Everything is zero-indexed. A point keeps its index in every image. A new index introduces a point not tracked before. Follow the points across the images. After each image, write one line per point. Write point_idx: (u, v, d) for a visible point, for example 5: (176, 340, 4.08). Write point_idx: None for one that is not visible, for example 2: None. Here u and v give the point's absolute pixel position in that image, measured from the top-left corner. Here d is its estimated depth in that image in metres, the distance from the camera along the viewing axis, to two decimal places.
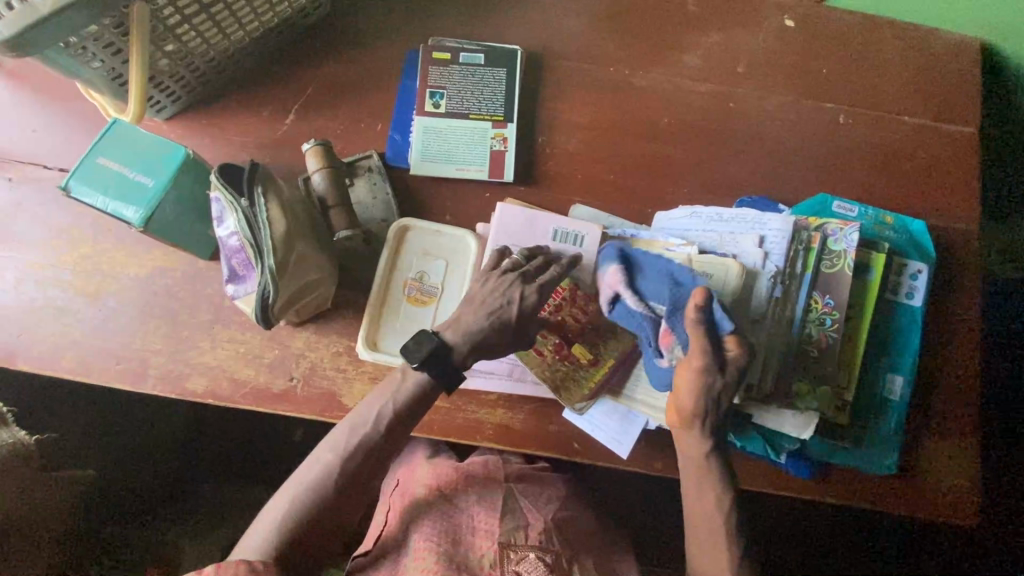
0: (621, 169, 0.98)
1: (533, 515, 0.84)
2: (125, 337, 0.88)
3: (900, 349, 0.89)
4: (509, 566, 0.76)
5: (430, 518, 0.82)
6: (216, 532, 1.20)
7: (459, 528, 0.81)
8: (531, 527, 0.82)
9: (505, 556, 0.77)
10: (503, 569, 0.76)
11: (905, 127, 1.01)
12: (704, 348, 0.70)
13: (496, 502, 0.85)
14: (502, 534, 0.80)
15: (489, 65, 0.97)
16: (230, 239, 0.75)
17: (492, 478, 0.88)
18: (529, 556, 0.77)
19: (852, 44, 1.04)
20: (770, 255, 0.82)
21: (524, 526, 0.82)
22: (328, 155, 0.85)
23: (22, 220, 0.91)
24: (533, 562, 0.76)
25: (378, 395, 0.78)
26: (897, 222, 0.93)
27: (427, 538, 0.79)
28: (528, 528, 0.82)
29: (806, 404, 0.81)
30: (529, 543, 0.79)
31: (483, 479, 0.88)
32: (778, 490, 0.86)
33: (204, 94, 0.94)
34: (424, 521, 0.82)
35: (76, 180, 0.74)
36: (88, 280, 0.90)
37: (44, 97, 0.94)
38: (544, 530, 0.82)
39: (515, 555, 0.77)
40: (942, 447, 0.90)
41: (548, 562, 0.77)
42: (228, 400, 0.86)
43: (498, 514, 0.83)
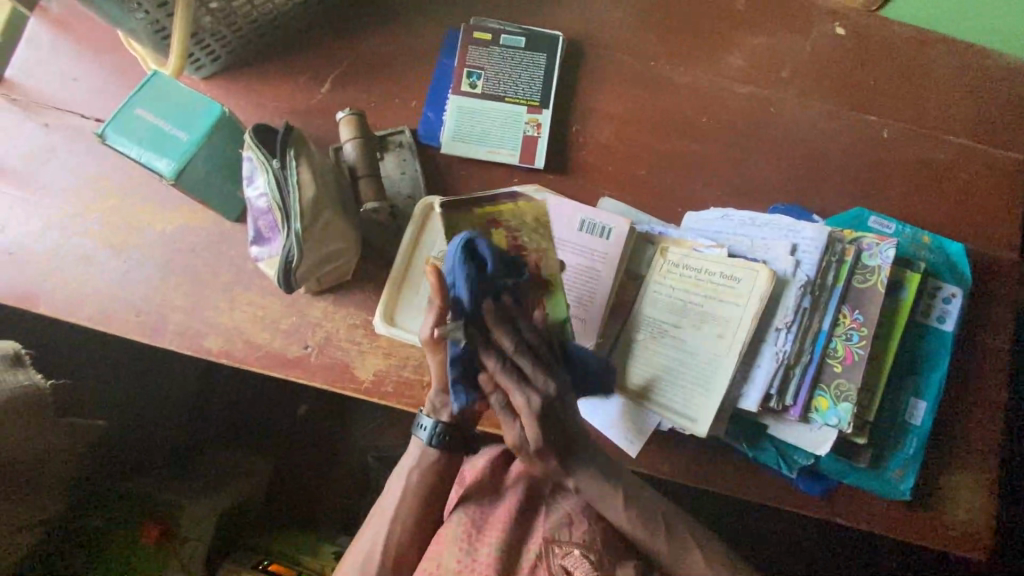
0: (654, 165, 0.96)
1: (573, 509, 0.80)
2: (146, 291, 0.88)
3: (925, 374, 0.86)
4: (556, 563, 0.75)
5: (471, 513, 0.81)
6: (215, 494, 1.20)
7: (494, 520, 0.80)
8: (572, 523, 0.78)
9: (550, 551, 0.76)
10: (549, 566, 0.76)
11: (950, 146, 0.98)
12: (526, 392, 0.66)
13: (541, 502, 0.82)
14: (545, 529, 0.78)
15: (528, 50, 0.95)
16: (259, 201, 0.75)
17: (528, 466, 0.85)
18: (574, 552, 0.75)
19: (903, 57, 1.01)
20: (802, 264, 0.79)
21: (563, 522, 0.79)
22: (361, 125, 0.85)
23: (56, 166, 0.92)
24: (578, 558, 0.74)
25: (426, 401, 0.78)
26: (934, 243, 0.91)
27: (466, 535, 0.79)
28: (568, 523, 0.78)
29: (824, 420, 0.78)
30: (575, 540, 0.77)
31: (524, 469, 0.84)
32: (788, 505, 0.84)
33: (243, 56, 0.94)
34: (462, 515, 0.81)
35: (113, 129, 0.75)
36: (115, 231, 0.90)
37: (86, 47, 0.95)
38: (588, 528, 0.78)
39: (560, 549, 0.76)
40: (961, 478, 0.87)
41: (593, 560, 0.74)
42: (242, 362, 0.87)
43: (540, 513, 0.80)
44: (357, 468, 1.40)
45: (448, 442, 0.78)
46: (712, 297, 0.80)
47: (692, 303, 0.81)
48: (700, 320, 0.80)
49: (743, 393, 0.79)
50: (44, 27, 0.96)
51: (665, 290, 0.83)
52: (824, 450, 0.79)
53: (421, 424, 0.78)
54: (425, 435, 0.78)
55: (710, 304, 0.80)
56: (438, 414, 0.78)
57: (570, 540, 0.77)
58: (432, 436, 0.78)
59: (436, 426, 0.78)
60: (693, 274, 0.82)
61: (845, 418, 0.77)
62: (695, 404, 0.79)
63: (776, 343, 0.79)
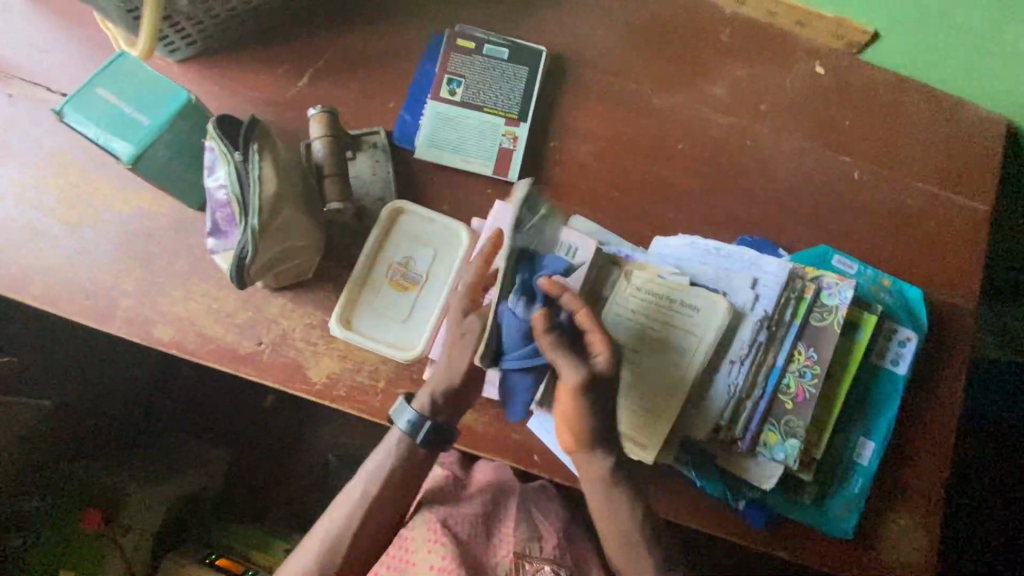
0: (626, 188, 0.97)
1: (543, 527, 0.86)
2: (97, 274, 0.86)
3: (875, 415, 0.87)
4: None
5: (446, 514, 0.84)
6: (164, 486, 1.17)
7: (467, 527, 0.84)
8: (542, 541, 0.84)
9: (521, 566, 0.81)
10: None
11: (916, 193, 1.00)
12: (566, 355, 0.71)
13: (511, 511, 0.87)
14: (517, 543, 0.83)
15: (511, 61, 0.95)
16: (217, 192, 0.73)
17: (496, 481, 0.91)
18: (544, 570, 0.80)
19: (878, 101, 1.02)
20: (760, 298, 0.80)
21: (535, 537, 0.84)
22: (333, 124, 0.81)
23: (15, 138, 0.89)
24: (548, 575, 0.79)
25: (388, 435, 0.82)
26: (895, 287, 0.92)
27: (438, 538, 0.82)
28: (540, 538, 0.84)
29: (772, 455, 0.78)
30: (545, 555, 0.82)
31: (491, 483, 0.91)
32: (731, 536, 0.85)
33: (219, 43, 0.92)
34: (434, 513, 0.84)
35: (72, 107, 0.72)
36: (70, 209, 0.88)
37: (59, 18, 0.92)
38: (557, 544, 0.84)
39: (530, 565, 0.81)
40: (902, 520, 0.88)
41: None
42: (192, 355, 0.85)
43: (512, 522, 0.85)
44: (314, 465, 1.38)
45: (432, 439, 0.81)
46: (671, 324, 0.80)
47: (651, 329, 0.81)
48: (656, 346, 0.80)
49: (694, 422, 0.79)
50: None
51: (624, 314, 0.83)
52: (769, 486, 0.79)
53: (407, 417, 0.81)
54: (410, 429, 0.81)
55: (668, 330, 0.80)
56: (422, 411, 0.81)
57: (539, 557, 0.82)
58: (417, 430, 0.80)
59: (424, 421, 0.80)
60: (653, 300, 0.82)
61: (792, 455, 0.77)
62: (649, 431, 0.78)
63: (728, 374, 0.79)
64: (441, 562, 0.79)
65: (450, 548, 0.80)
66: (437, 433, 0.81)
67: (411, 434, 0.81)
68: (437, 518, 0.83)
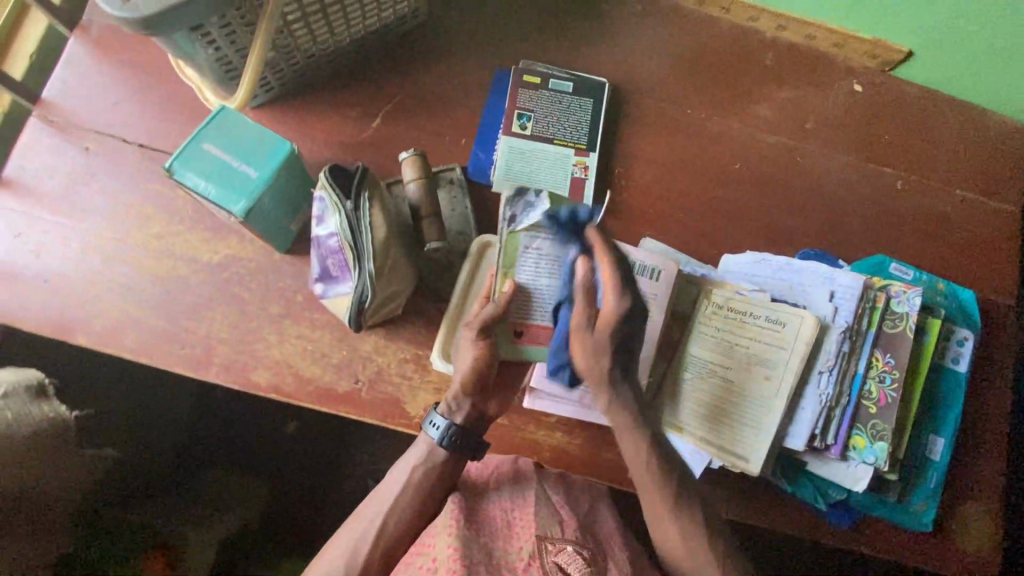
0: (689, 210, 1.01)
1: (567, 513, 0.75)
2: (189, 322, 0.87)
3: (943, 412, 0.92)
4: (549, 559, 0.66)
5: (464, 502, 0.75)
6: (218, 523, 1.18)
7: (489, 520, 0.74)
8: (566, 525, 0.72)
9: (543, 548, 0.68)
10: (542, 562, 0.66)
11: (954, 199, 1.07)
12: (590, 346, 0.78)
13: (530, 497, 0.76)
14: (538, 527, 0.71)
15: (576, 95, 0.99)
16: (329, 240, 0.75)
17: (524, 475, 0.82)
18: (568, 549, 0.67)
19: (912, 114, 1.09)
20: (840, 310, 0.85)
21: (559, 521, 0.72)
22: (424, 166, 0.84)
23: (95, 192, 0.89)
24: (573, 555, 0.66)
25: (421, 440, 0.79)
26: (948, 290, 0.98)
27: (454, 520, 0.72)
28: (562, 523, 0.72)
29: (861, 458, 0.82)
30: (568, 537, 0.70)
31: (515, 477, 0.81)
32: (818, 535, 0.89)
33: (294, 89, 0.94)
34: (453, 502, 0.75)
35: (181, 163, 0.73)
36: (157, 260, 0.88)
37: (131, 70, 0.93)
38: (579, 529, 0.73)
39: (553, 546, 0.68)
40: (974, 509, 0.94)
41: (588, 557, 0.67)
42: (291, 397, 0.86)
43: (531, 504, 0.74)
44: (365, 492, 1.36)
45: (457, 446, 0.78)
46: (757, 340, 0.85)
47: (738, 345, 0.85)
48: (745, 362, 0.85)
49: (789, 432, 0.83)
50: (83, 48, 0.93)
51: (709, 333, 0.87)
52: (862, 487, 0.83)
53: (433, 422, 0.78)
54: (436, 434, 0.78)
55: (755, 345, 0.85)
56: (453, 416, 0.79)
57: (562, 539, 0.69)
58: (442, 434, 0.77)
59: (449, 426, 0.78)
60: (736, 317, 0.86)
61: (881, 457, 0.81)
62: (749, 443, 0.82)
63: (818, 385, 0.83)
64: (449, 545, 0.67)
65: (456, 533, 0.69)
66: (461, 437, 0.78)
67: (437, 439, 0.77)
68: (453, 504, 0.74)
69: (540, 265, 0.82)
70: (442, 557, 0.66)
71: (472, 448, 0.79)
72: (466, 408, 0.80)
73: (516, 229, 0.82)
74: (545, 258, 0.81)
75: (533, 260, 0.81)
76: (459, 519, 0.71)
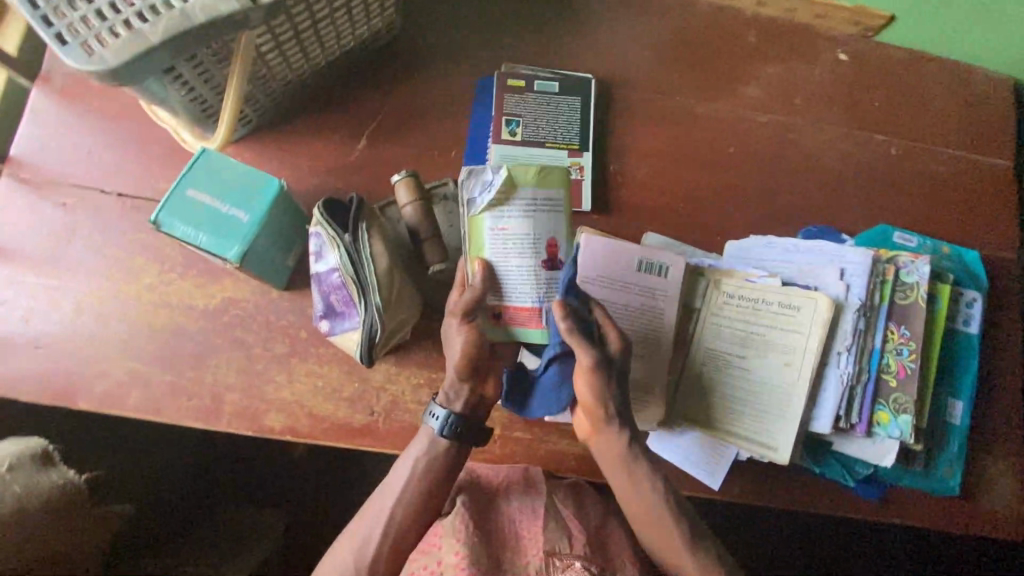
0: (688, 199, 1.00)
1: (575, 525, 0.77)
2: (194, 372, 0.84)
3: (959, 376, 0.93)
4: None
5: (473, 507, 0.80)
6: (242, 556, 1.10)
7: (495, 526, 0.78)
8: (574, 538, 0.74)
9: (549, 564, 0.70)
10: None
11: (948, 160, 1.06)
12: (586, 349, 0.73)
13: (540, 510, 0.79)
14: (546, 540, 0.73)
15: (563, 94, 0.96)
16: (330, 275, 0.72)
17: (533, 485, 0.84)
18: (574, 564, 0.69)
19: (899, 78, 1.07)
20: (851, 287, 0.84)
21: (567, 535, 0.74)
22: (419, 186, 0.81)
23: (78, 247, 0.85)
24: (579, 571, 0.68)
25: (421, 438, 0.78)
26: (953, 252, 0.97)
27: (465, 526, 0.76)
28: (573, 536, 0.74)
29: (887, 433, 0.82)
30: (575, 551, 0.71)
31: (523, 488, 0.84)
32: (849, 511, 0.90)
33: (273, 118, 0.91)
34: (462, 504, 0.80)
35: (167, 214, 0.70)
36: (152, 312, 0.85)
37: (100, 117, 0.89)
38: (587, 542, 0.74)
39: (561, 562, 0.70)
40: (996, 467, 0.94)
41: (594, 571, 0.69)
42: (307, 437, 0.83)
43: (541, 517, 0.78)
44: None
45: (457, 435, 0.76)
46: (773, 326, 0.84)
47: (753, 333, 0.85)
48: (763, 350, 0.84)
49: (814, 415, 0.82)
50: (47, 98, 0.88)
51: (724, 324, 0.86)
52: (890, 461, 0.83)
53: (433, 413, 0.77)
54: (436, 425, 0.77)
55: (771, 332, 0.84)
56: (453, 406, 0.77)
57: (570, 553, 0.71)
58: (445, 426, 0.76)
59: (449, 416, 0.76)
60: (748, 305, 0.85)
61: (907, 429, 0.82)
62: (776, 431, 0.81)
63: (838, 365, 0.82)
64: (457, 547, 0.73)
65: (467, 539, 0.74)
66: (462, 426, 0.77)
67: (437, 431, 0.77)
68: (463, 507, 0.79)
69: (506, 245, 0.75)
70: (449, 564, 0.72)
71: (475, 436, 0.78)
72: (466, 394, 0.77)
73: (477, 212, 0.74)
74: (512, 238, 0.74)
75: (500, 240, 0.74)
76: (467, 523, 0.76)
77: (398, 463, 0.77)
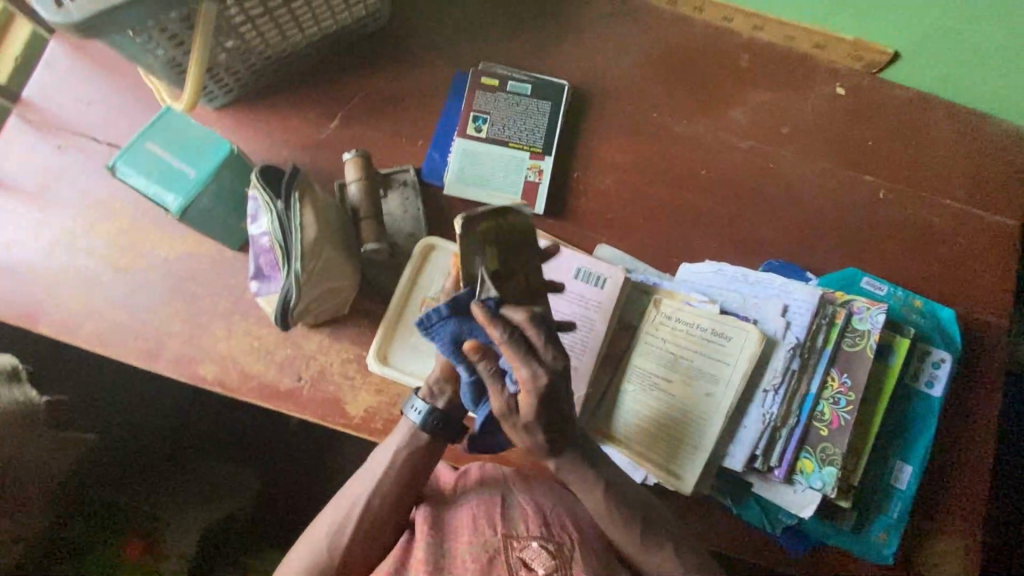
0: (651, 216, 0.98)
1: (529, 508, 0.77)
2: (144, 315, 0.90)
3: (912, 439, 0.86)
4: (512, 555, 0.71)
5: (433, 514, 0.80)
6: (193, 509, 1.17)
7: (453, 524, 0.78)
8: (529, 520, 0.76)
9: (508, 545, 0.73)
10: (506, 559, 0.71)
11: (945, 211, 0.98)
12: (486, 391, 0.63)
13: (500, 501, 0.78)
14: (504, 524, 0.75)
15: (535, 97, 0.97)
16: (261, 238, 0.76)
17: (489, 477, 0.82)
18: (531, 545, 0.72)
19: (901, 119, 1.01)
20: (792, 326, 0.80)
21: (523, 517, 0.76)
22: (366, 166, 0.84)
23: (64, 187, 0.93)
24: (536, 550, 0.72)
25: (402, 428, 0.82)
26: (926, 307, 0.91)
27: (434, 531, 0.77)
28: (524, 518, 0.75)
29: (808, 482, 0.78)
30: (531, 532, 0.74)
31: (479, 480, 0.82)
32: (769, 561, 0.85)
33: (254, 89, 0.96)
34: (421, 515, 0.80)
35: (123, 160, 0.76)
36: (118, 253, 0.91)
37: (101, 70, 0.96)
38: (544, 522, 0.75)
39: (518, 543, 0.73)
40: (941, 542, 0.88)
41: (551, 550, 0.72)
42: (235, 391, 0.88)
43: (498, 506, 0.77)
44: None
45: (438, 428, 0.80)
46: (702, 352, 0.81)
47: (682, 357, 0.82)
48: (690, 376, 0.81)
49: (729, 451, 0.79)
50: (60, 48, 0.96)
51: (657, 344, 0.84)
52: (808, 513, 0.78)
53: (414, 406, 0.81)
54: (417, 418, 0.80)
55: (700, 358, 0.81)
56: (436, 401, 0.81)
57: (526, 535, 0.74)
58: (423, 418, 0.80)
59: (432, 411, 0.80)
60: (683, 328, 0.83)
61: (829, 483, 0.77)
62: (687, 460, 0.79)
63: (763, 404, 0.79)
64: (422, 563, 0.73)
65: (430, 551, 0.74)
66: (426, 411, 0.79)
67: (419, 423, 0.80)
68: (422, 519, 0.79)
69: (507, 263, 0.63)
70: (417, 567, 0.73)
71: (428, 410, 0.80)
72: (450, 391, 0.80)
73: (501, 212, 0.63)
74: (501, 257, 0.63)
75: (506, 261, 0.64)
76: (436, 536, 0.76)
77: (378, 454, 0.81)
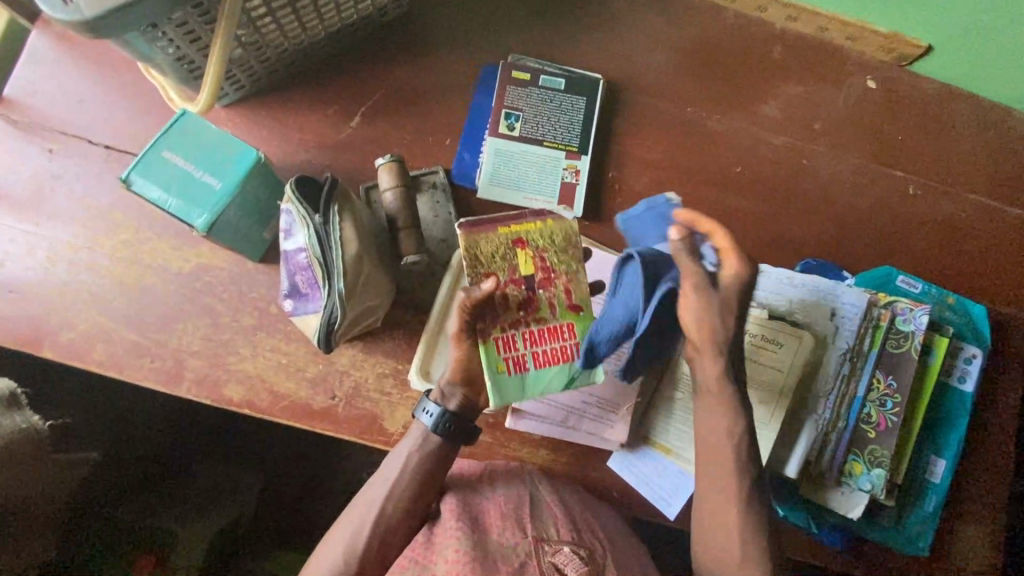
0: (687, 216, 0.96)
1: (558, 510, 0.76)
2: (159, 335, 0.83)
3: (946, 434, 0.88)
4: (545, 558, 0.67)
5: (461, 505, 0.76)
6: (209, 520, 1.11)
7: (484, 516, 0.74)
8: (561, 524, 0.73)
9: (540, 547, 0.68)
10: (538, 561, 0.67)
11: (972, 206, 0.98)
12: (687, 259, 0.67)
13: (529, 501, 0.77)
14: (536, 527, 0.72)
15: (568, 93, 0.93)
16: (298, 254, 0.72)
17: (518, 475, 0.82)
18: (564, 549, 0.68)
19: (931, 113, 1.00)
20: (840, 330, 0.81)
21: (554, 522, 0.73)
22: (402, 172, 0.80)
23: (59, 195, 0.85)
24: (569, 554, 0.67)
25: (414, 432, 0.77)
26: (958, 304, 0.93)
27: (462, 522, 0.72)
28: (556, 522, 0.73)
29: (857, 485, 0.79)
30: (564, 537, 0.70)
31: (507, 475, 0.82)
32: (813, 559, 0.86)
33: (266, 86, 0.89)
34: (447, 505, 0.76)
35: (139, 172, 0.70)
36: (126, 269, 0.84)
37: (94, 65, 0.87)
38: (575, 528, 0.73)
39: (550, 546, 0.69)
40: (971, 532, 0.90)
41: (584, 556, 0.67)
42: (265, 413, 0.83)
43: (529, 508, 0.75)
44: None
45: (450, 429, 0.75)
46: (753, 360, 0.81)
47: None
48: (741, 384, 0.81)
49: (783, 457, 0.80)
50: (46, 41, 0.87)
51: None
52: (856, 514, 0.80)
53: (426, 409, 0.75)
54: (429, 421, 0.75)
55: (751, 366, 0.81)
56: (447, 401, 0.75)
57: (558, 539, 0.70)
58: (436, 422, 0.74)
59: (444, 413, 0.74)
60: None
61: (878, 484, 0.78)
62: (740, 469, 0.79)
63: (814, 409, 0.80)
64: (452, 552, 0.67)
65: (465, 538, 0.69)
66: (462, 423, 0.75)
67: (431, 426, 0.75)
68: (450, 508, 0.75)
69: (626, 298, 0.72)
70: (443, 567, 0.67)
71: (472, 427, 0.76)
72: (461, 395, 0.75)
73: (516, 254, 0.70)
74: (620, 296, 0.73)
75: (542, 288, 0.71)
76: (462, 525, 0.71)
77: (389, 458, 0.77)
